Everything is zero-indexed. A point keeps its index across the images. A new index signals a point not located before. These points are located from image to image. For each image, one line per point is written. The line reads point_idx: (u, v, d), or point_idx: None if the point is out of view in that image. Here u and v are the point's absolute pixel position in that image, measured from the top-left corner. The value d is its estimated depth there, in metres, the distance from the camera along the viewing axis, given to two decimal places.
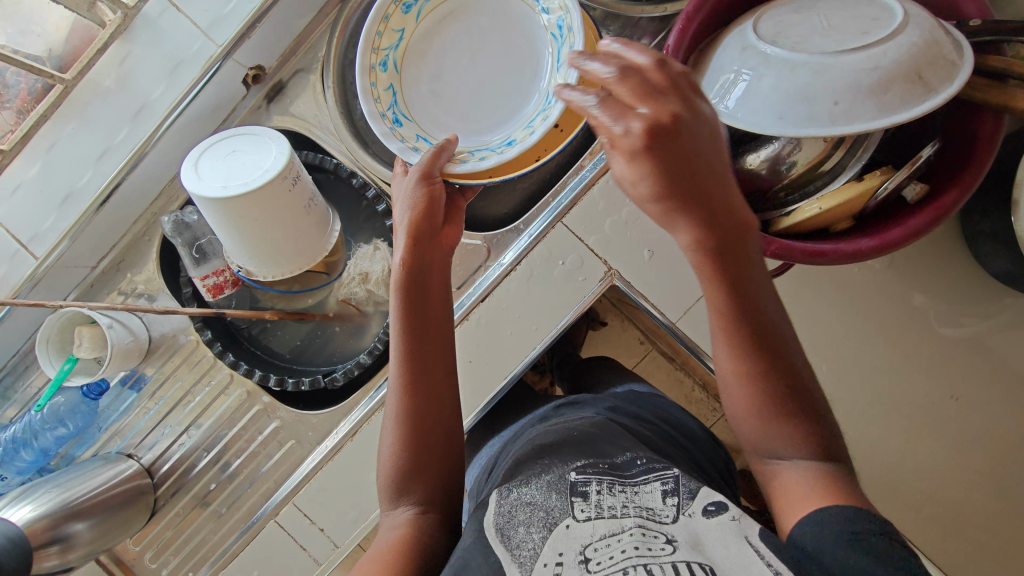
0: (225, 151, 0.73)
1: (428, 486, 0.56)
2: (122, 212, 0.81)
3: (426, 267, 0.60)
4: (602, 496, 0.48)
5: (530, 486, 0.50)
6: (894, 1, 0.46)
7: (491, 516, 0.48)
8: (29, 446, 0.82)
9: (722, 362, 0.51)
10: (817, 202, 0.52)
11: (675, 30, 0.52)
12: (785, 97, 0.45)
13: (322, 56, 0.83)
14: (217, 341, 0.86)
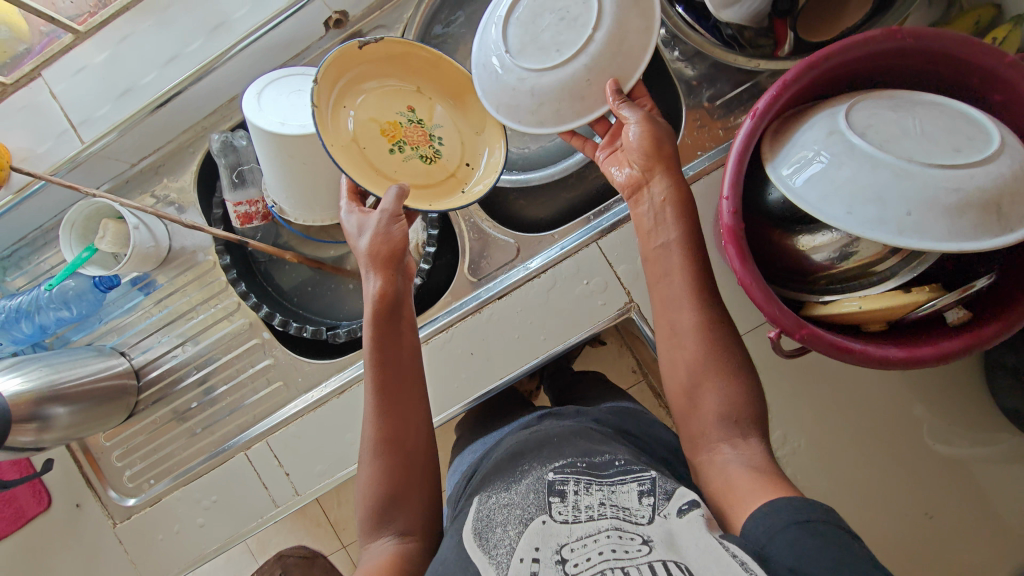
0: (291, 88, 0.74)
1: (405, 501, 0.56)
2: (175, 119, 0.81)
3: (398, 294, 0.61)
4: (579, 496, 0.50)
5: (508, 492, 0.53)
6: (993, 125, 0.45)
7: (472, 525, 0.52)
8: (30, 319, 0.83)
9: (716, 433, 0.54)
10: (859, 300, 0.51)
11: (768, 94, 0.50)
12: (857, 193, 0.45)
13: (406, 18, 0.82)
14: (233, 269, 0.87)
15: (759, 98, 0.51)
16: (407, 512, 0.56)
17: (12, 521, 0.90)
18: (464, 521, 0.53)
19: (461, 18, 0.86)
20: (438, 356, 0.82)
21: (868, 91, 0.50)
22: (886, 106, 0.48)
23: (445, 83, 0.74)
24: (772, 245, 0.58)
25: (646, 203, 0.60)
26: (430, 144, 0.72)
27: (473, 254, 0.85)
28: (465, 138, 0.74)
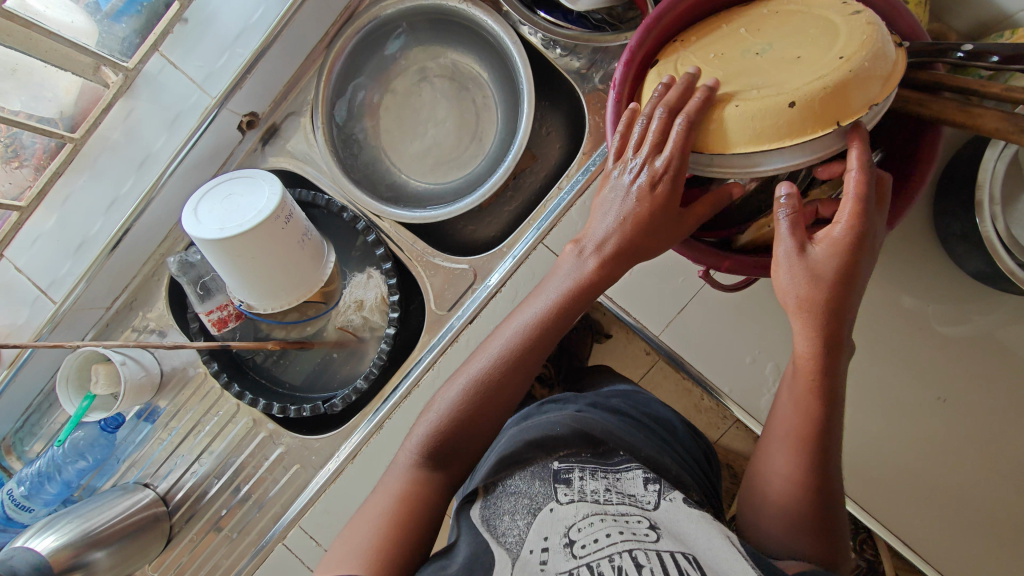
0: (222, 195, 0.78)
1: (446, 461, 0.59)
2: (132, 255, 0.87)
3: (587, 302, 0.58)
4: (583, 482, 0.55)
5: (514, 480, 0.57)
6: (766, 33, 0.51)
7: (480, 512, 0.56)
8: (53, 479, 0.87)
9: (783, 431, 0.54)
10: (769, 220, 0.56)
11: (619, 64, 0.55)
12: (747, 128, 0.46)
13: (311, 98, 0.89)
14: (223, 372, 0.89)
15: (613, 70, 0.55)
16: (442, 474, 0.59)
17: None
18: (470, 508, 0.58)
19: (361, 84, 0.92)
20: (429, 394, 0.84)
21: (682, 47, 0.55)
22: (682, 58, 0.54)
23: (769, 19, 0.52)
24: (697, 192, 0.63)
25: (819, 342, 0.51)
26: (785, 53, 0.48)
27: (434, 289, 0.89)
28: (722, 49, 0.52)
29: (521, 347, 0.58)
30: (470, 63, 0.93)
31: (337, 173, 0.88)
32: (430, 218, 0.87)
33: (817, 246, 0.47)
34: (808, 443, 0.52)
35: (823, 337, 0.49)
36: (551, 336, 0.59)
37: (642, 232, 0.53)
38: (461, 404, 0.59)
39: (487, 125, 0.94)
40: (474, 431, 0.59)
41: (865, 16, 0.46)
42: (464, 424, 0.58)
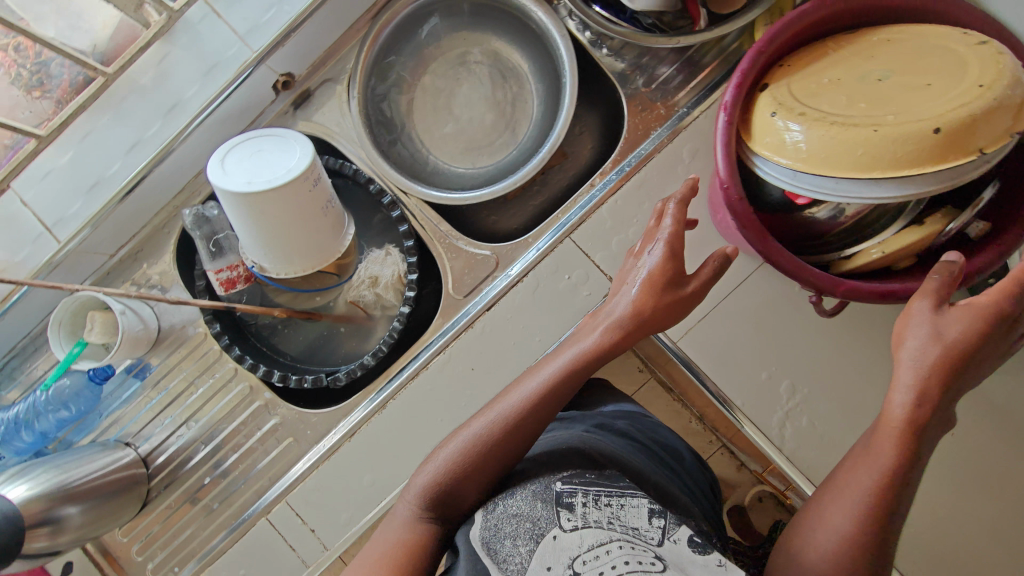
0: (250, 150, 0.76)
1: (448, 510, 0.57)
2: (146, 203, 0.84)
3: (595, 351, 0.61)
4: (588, 509, 0.48)
5: (514, 499, 0.52)
6: (882, 60, 0.52)
7: (479, 532, 0.51)
8: (30, 427, 0.83)
9: (863, 479, 0.48)
10: (879, 247, 0.55)
11: (729, 88, 0.53)
12: (869, 150, 0.46)
13: (350, 67, 0.87)
14: (224, 335, 0.86)
15: (724, 92, 0.53)
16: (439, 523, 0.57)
17: None
18: (470, 528, 0.53)
19: (401, 61, 0.92)
20: (438, 379, 0.82)
21: (790, 73, 0.55)
22: (792, 81, 0.54)
23: (880, 48, 0.53)
24: (791, 224, 0.60)
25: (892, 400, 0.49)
26: (910, 82, 0.49)
27: (453, 271, 0.87)
28: (837, 74, 0.52)
29: (530, 401, 0.59)
30: (512, 54, 0.93)
31: (369, 147, 0.87)
32: (456, 201, 0.85)
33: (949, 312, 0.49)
34: (880, 501, 0.46)
35: (919, 400, 0.47)
36: (562, 382, 0.60)
37: (651, 298, 0.60)
38: (460, 463, 0.57)
39: (522, 116, 0.94)
40: (475, 485, 0.57)
41: (992, 47, 0.47)
42: (463, 476, 0.57)
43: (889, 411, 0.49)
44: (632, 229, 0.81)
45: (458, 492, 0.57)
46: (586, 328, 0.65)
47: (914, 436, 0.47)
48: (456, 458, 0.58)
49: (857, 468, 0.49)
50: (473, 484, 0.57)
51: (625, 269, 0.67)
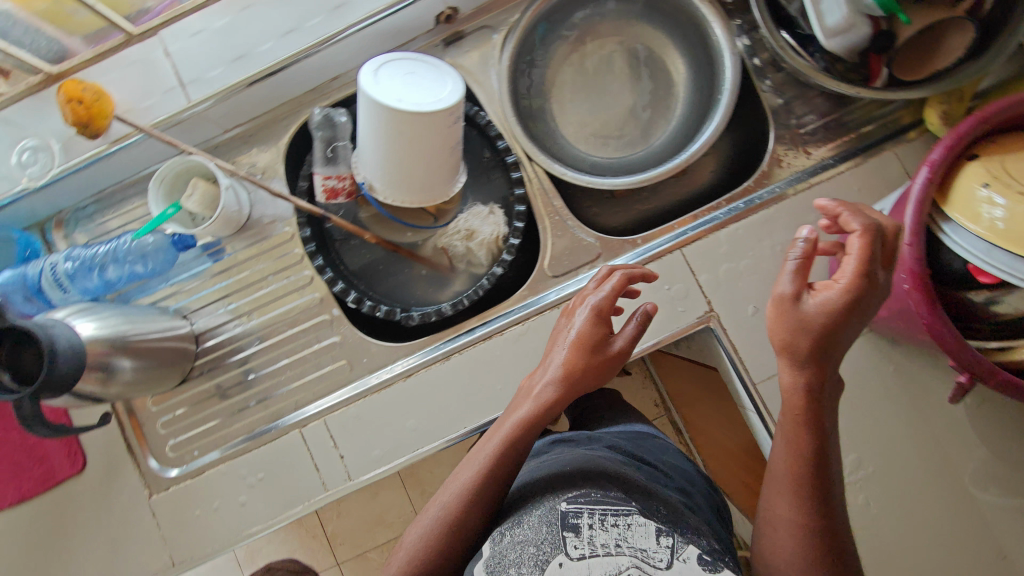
0: (402, 71, 0.75)
1: (449, 550, 0.59)
2: (279, 90, 0.83)
3: (540, 400, 0.66)
4: (594, 532, 0.53)
5: (520, 527, 0.56)
6: None
7: (486, 562, 0.55)
8: (101, 271, 0.81)
9: (780, 463, 0.56)
10: None
11: (940, 148, 0.56)
12: None
13: (513, 21, 0.86)
14: (311, 242, 0.87)
15: (933, 150, 0.56)
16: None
17: (40, 481, 0.83)
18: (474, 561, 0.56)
19: (560, 31, 0.91)
20: (510, 349, 0.82)
21: (1007, 148, 0.57)
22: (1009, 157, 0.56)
23: None
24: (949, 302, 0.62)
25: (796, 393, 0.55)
26: None
27: (554, 250, 0.85)
28: None
29: (490, 459, 0.63)
30: (668, 57, 0.92)
31: (505, 101, 0.85)
32: (579, 180, 0.83)
33: (817, 292, 0.53)
34: (803, 487, 0.54)
35: (807, 376, 0.54)
36: (519, 437, 0.64)
37: (579, 364, 0.66)
38: (440, 533, 0.60)
39: (660, 120, 0.92)
40: (464, 535, 0.60)
41: None
42: (447, 539, 0.59)
43: (790, 391, 0.56)
44: (744, 261, 0.80)
45: (446, 552, 0.59)
46: (524, 397, 0.68)
47: (812, 411, 0.54)
48: (437, 526, 0.60)
49: (777, 457, 0.57)
50: (458, 539, 0.60)
51: (557, 332, 0.72)
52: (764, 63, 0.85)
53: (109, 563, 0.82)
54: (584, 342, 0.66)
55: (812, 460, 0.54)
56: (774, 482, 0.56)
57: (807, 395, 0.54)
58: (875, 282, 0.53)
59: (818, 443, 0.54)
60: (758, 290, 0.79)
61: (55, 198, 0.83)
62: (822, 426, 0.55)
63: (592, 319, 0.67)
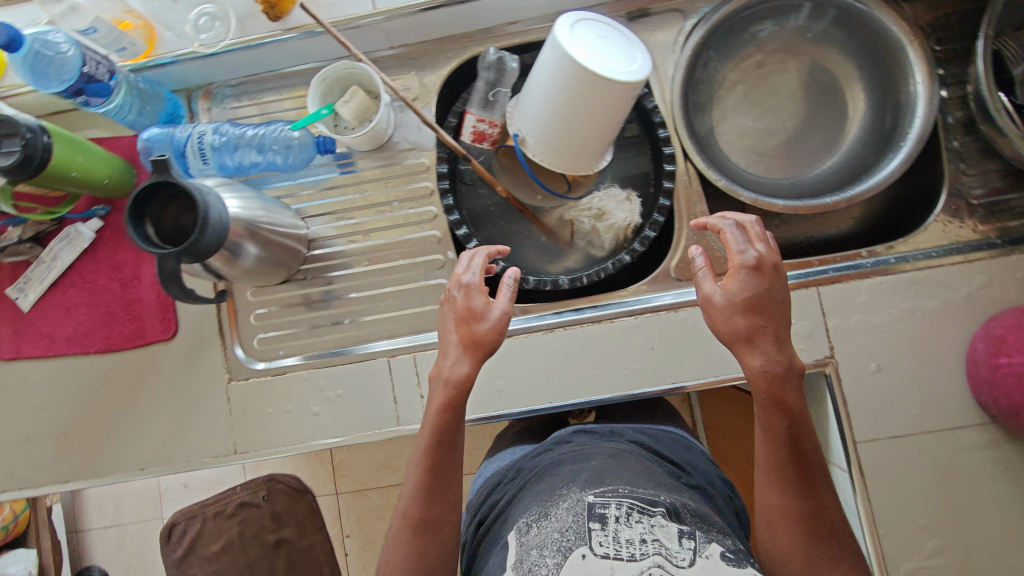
0: (597, 32, 0.71)
1: (437, 533, 0.62)
2: (458, 20, 0.81)
3: (457, 382, 0.61)
4: (620, 528, 0.57)
5: (549, 520, 0.61)
6: None
7: (517, 548, 0.61)
8: (241, 153, 0.81)
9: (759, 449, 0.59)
10: None
11: None
12: None
13: (706, 12, 0.83)
14: (445, 180, 0.85)
15: None
16: (436, 537, 0.62)
17: (129, 338, 0.84)
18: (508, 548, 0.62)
19: (746, 34, 0.87)
20: (616, 338, 0.80)
21: None
22: None
23: None
24: None
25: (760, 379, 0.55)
26: None
27: (685, 253, 0.82)
28: None
29: (431, 444, 0.63)
30: (847, 89, 0.88)
31: (677, 90, 0.82)
32: (733, 189, 0.80)
33: (733, 277, 0.56)
34: (786, 459, 0.57)
35: (770, 362, 0.54)
36: (443, 428, 0.62)
37: (468, 331, 0.61)
38: (420, 496, 0.62)
39: (822, 150, 0.88)
40: (446, 500, 0.63)
41: None
42: (428, 499, 0.62)
43: (759, 378, 0.55)
44: (880, 317, 0.77)
45: (431, 511, 0.62)
46: (440, 384, 0.63)
47: (777, 390, 0.55)
48: (416, 489, 0.63)
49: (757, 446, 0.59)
50: (440, 503, 0.63)
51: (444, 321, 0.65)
52: (957, 122, 0.80)
53: (177, 435, 0.83)
54: (463, 303, 0.62)
55: (783, 443, 0.57)
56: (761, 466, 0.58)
57: (777, 379, 0.55)
58: (767, 248, 0.58)
59: (788, 417, 0.56)
60: (886, 349, 0.76)
61: (213, 69, 0.83)
62: (790, 405, 0.56)
63: (468, 287, 0.63)
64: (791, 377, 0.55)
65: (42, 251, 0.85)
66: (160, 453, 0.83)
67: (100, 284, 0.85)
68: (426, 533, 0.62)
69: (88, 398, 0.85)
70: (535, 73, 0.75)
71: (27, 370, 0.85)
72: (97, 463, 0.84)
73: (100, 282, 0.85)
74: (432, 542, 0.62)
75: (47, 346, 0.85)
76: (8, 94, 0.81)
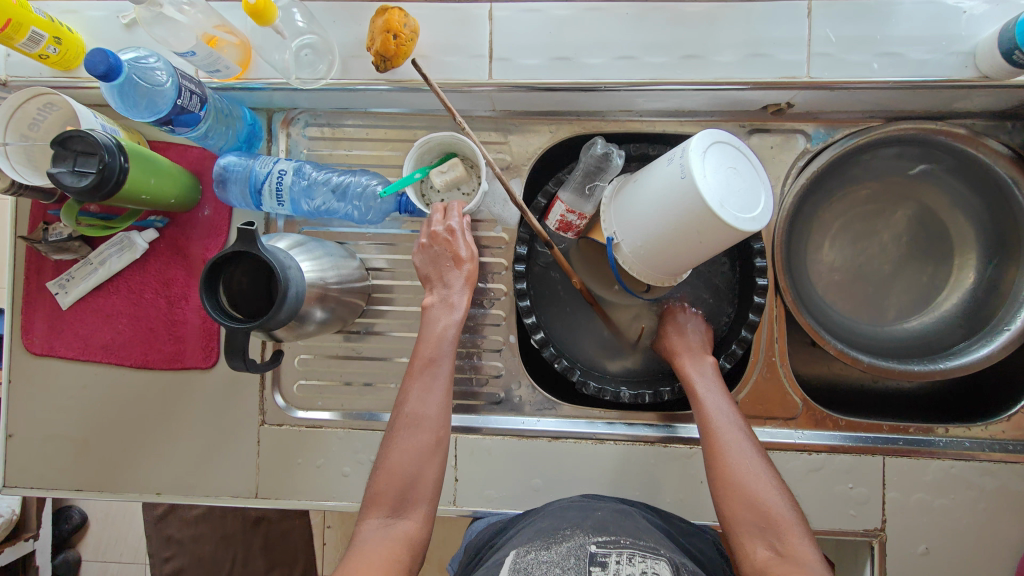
0: (726, 162, 0.60)
1: (402, 476, 0.58)
2: (572, 102, 0.75)
3: (453, 303, 0.65)
4: (619, 566, 0.52)
5: (547, 552, 0.56)
6: None
7: (507, 570, 0.54)
8: (318, 198, 0.77)
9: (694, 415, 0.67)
10: None
11: None
12: None
13: (832, 140, 0.78)
14: (522, 262, 0.79)
15: None
16: (408, 484, 0.58)
17: (167, 359, 0.81)
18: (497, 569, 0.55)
19: (864, 166, 0.82)
20: (666, 464, 0.77)
21: None
22: None
23: None
24: None
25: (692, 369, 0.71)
26: None
27: (754, 389, 0.79)
28: None
29: (427, 339, 0.63)
30: (957, 247, 0.83)
31: (783, 218, 0.77)
32: (822, 336, 0.76)
33: (682, 319, 0.77)
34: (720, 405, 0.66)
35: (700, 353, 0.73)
36: (431, 346, 0.63)
37: (466, 267, 0.67)
38: (412, 389, 0.62)
39: (913, 302, 0.84)
40: (436, 397, 0.61)
41: None
42: (418, 395, 0.61)
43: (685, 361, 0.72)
44: (940, 501, 0.74)
45: (423, 409, 0.61)
46: (441, 310, 0.65)
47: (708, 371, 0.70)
48: (406, 384, 0.63)
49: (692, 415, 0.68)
50: (431, 401, 0.61)
51: (436, 264, 0.67)
52: None
53: (199, 465, 0.81)
54: (459, 241, 0.68)
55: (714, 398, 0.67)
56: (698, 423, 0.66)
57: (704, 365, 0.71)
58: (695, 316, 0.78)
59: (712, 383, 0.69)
60: (939, 534, 0.74)
61: (302, 98, 0.77)
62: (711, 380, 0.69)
63: (461, 231, 0.69)
64: (704, 363, 0.71)
65: (90, 251, 0.81)
66: (181, 480, 0.81)
67: (145, 297, 0.81)
68: (412, 427, 0.60)
69: (115, 409, 0.82)
70: (648, 189, 0.65)
71: (56, 369, 0.82)
72: (111, 477, 0.82)
73: (146, 295, 0.81)
74: (419, 435, 0.59)
75: (80, 349, 0.82)
76: (81, 84, 0.75)
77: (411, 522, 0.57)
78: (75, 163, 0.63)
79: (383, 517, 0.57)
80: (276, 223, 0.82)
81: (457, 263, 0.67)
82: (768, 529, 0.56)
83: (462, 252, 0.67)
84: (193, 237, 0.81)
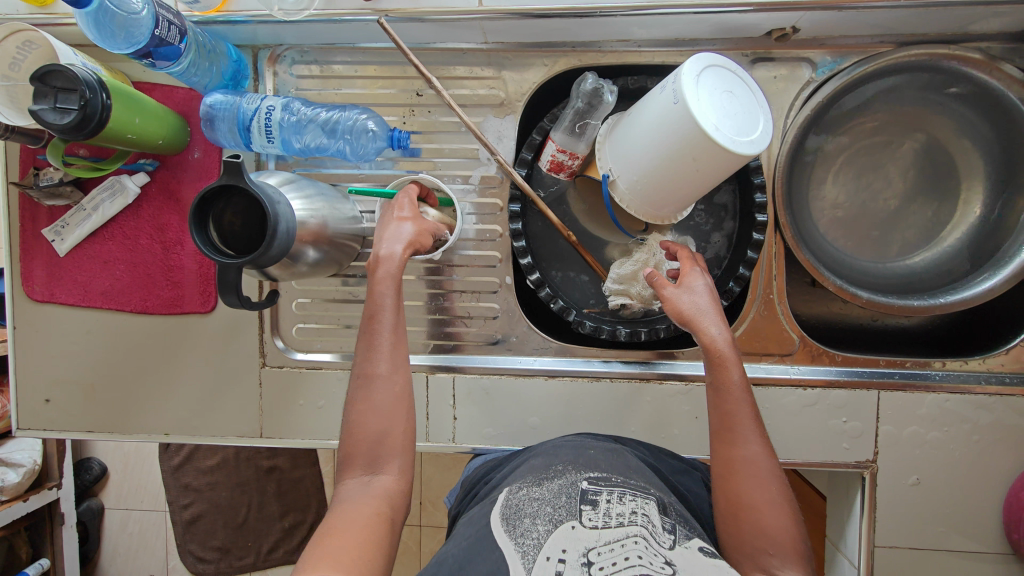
0: (721, 86, 0.59)
1: (371, 448, 0.57)
2: (565, 31, 0.73)
3: (388, 259, 0.61)
4: (610, 505, 0.52)
5: (539, 489, 0.56)
6: None
7: (501, 510, 0.54)
8: (307, 134, 0.76)
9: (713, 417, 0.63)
10: None
11: None
12: None
13: (838, 68, 0.74)
14: (517, 202, 0.78)
15: None
16: (384, 460, 0.58)
17: (167, 303, 0.82)
18: (491, 505, 0.56)
19: (870, 96, 0.78)
20: (663, 400, 0.78)
21: None
22: None
23: None
24: None
25: (715, 362, 0.62)
26: None
27: (751, 326, 0.79)
28: None
29: (368, 295, 0.60)
30: (965, 181, 0.81)
31: (785, 152, 0.75)
32: (819, 268, 0.75)
33: (688, 282, 0.65)
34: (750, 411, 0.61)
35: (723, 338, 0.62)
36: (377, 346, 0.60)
37: (417, 230, 0.63)
38: (361, 350, 0.60)
39: (913, 240, 0.83)
40: (385, 352, 0.60)
41: None
42: (364, 351, 0.60)
43: (713, 344, 0.62)
44: (933, 432, 0.75)
45: (382, 365, 0.59)
46: (375, 264, 0.61)
47: (729, 362, 0.61)
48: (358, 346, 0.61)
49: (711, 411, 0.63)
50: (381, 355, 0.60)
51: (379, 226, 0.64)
52: None
53: (204, 408, 0.83)
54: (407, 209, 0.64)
55: (742, 402, 0.61)
56: (718, 427, 0.62)
57: (731, 354, 0.62)
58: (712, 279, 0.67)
59: (739, 381, 0.61)
60: (931, 465, 0.75)
61: (287, 33, 0.75)
62: (736, 376, 0.61)
63: (410, 203, 0.66)
64: (724, 347, 0.62)
65: (82, 197, 0.80)
66: (186, 421, 0.83)
67: (141, 243, 0.81)
68: (371, 384, 0.59)
69: (119, 355, 0.83)
70: (641, 122, 0.63)
71: (56, 316, 0.83)
72: (120, 420, 0.84)
73: (141, 240, 0.81)
74: (382, 391, 0.59)
75: (81, 296, 0.83)
76: (58, 22, 0.73)
77: (387, 477, 0.57)
78: (56, 100, 0.61)
79: (359, 477, 0.57)
80: (267, 164, 0.80)
81: (400, 227, 0.63)
82: (777, 551, 0.55)
83: (409, 220, 0.64)
84: (184, 180, 0.80)
